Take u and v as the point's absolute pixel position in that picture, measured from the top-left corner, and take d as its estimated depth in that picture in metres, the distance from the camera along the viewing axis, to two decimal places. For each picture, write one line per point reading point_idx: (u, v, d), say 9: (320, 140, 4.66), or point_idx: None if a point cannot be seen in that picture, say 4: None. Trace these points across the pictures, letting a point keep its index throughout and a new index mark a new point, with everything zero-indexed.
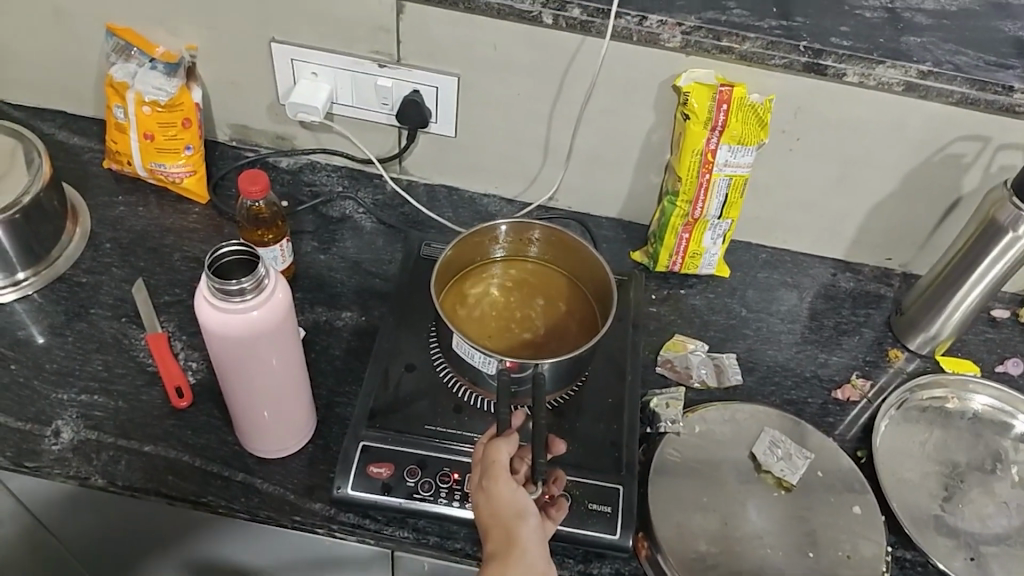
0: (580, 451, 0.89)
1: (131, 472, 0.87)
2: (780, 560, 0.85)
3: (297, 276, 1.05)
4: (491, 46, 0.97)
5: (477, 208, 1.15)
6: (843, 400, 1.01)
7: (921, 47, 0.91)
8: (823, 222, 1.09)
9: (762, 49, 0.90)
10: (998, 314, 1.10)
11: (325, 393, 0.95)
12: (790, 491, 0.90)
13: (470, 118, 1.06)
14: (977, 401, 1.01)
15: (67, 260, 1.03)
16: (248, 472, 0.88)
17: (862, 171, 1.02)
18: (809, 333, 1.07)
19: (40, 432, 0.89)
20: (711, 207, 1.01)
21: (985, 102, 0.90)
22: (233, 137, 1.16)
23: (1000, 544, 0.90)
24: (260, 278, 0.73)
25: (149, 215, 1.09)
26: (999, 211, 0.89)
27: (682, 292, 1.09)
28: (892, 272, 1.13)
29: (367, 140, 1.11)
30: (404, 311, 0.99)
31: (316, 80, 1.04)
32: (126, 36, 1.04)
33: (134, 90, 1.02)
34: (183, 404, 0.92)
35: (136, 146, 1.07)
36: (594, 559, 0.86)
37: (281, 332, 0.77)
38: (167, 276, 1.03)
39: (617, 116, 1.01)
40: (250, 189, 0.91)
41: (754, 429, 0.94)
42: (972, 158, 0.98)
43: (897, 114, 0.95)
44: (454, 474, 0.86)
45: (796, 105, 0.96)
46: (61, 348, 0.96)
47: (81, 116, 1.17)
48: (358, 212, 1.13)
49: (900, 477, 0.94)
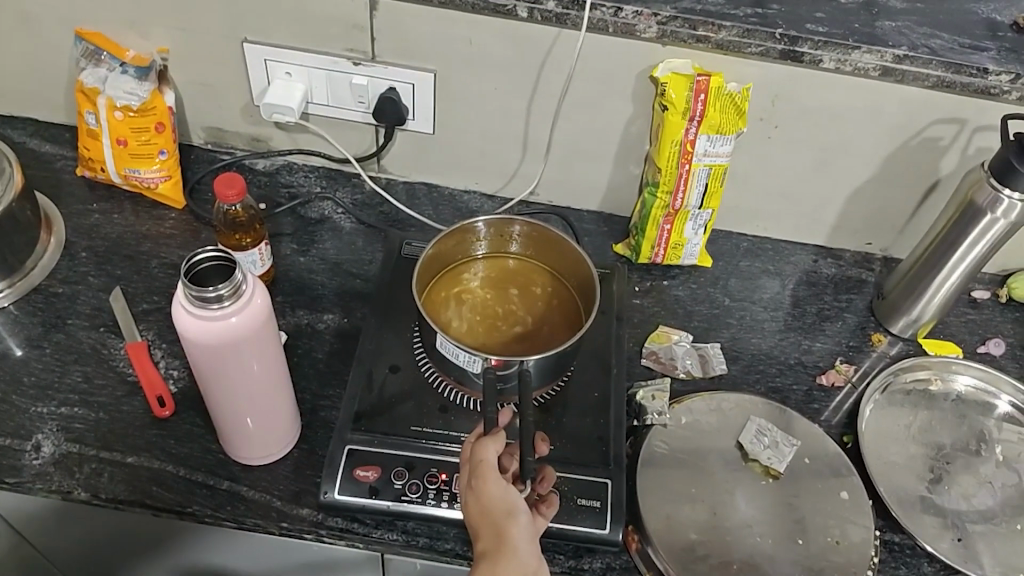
0: (567, 447, 0.89)
1: (115, 484, 0.86)
2: (770, 548, 0.85)
3: (277, 279, 1.04)
4: (466, 41, 0.97)
5: (457, 205, 1.14)
6: (828, 386, 1.01)
7: (896, 31, 0.91)
8: (803, 209, 1.09)
9: (739, 37, 0.90)
10: (979, 294, 1.11)
11: (309, 397, 0.94)
12: (778, 478, 0.90)
13: (448, 114, 1.05)
14: (960, 382, 1.02)
15: (42, 270, 1.02)
16: (233, 480, 0.87)
17: (841, 157, 1.02)
18: (792, 320, 1.07)
19: (20, 447, 0.87)
20: (692, 197, 1.01)
21: (961, 85, 0.91)
22: (208, 140, 1.14)
23: (986, 523, 0.90)
24: (239, 284, 0.72)
25: (124, 222, 1.08)
26: (977, 193, 0.90)
27: (664, 284, 1.09)
28: (873, 257, 1.14)
29: (344, 139, 1.10)
30: (386, 311, 0.98)
31: (290, 80, 1.03)
32: (95, 40, 1.02)
33: (105, 95, 1.00)
34: (165, 413, 0.91)
35: (110, 152, 1.05)
36: (585, 554, 0.85)
37: (261, 338, 0.76)
38: (145, 284, 1.02)
39: (595, 109, 1.01)
40: (227, 194, 0.89)
41: (740, 418, 0.94)
42: (948, 141, 0.98)
43: (873, 99, 0.95)
44: (442, 475, 0.85)
45: (774, 93, 0.96)
46: (39, 360, 0.94)
47: (52, 123, 1.16)
48: (337, 213, 1.12)
49: (886, 460, 0.95)
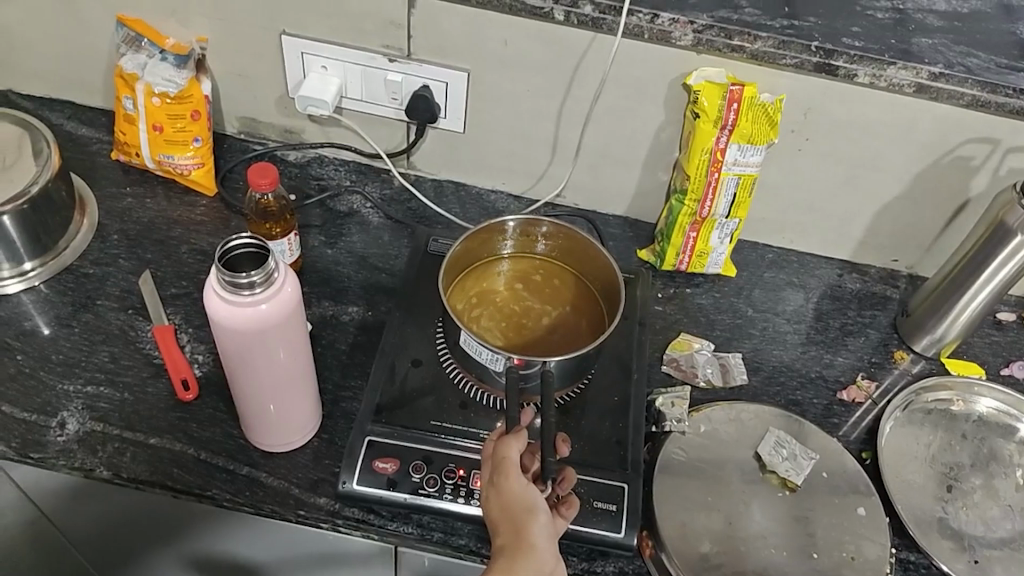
0: (585, 449, 0.89)
1: (137, 464, 0.87)
2: (784, 560, 0.85)
3: (303, 270, 1.05)
4: (501, 42, 0.97)
5: (484, 204, 1.14)
6: (848, 401, 1.00)
7: (932, 48, 0.91)
8: (830, 223, 1.09)
9: (773, 48, 0.90)
10: (1004, 316, 1.10)
11: (331, 387, 0.95)
12: (795, 491, 0.90)
13: (479, 113, 1.06)
14: (982, 404, 1.01)
15: (74, 251, 1.03)
16: (253, 466, 0.88)
17: (871, 172, 1.02)
18: (815, 333, 1.07)
19: (46, 424, 0.89)
20: (719, 206, 1.01)
21: (996, 105, 0.90)
22: (241, 130, 1.16)
23: (1003, 548, 0.90)
24: (271, 272, 0.73)
25: (156, 207, 1.09)
26: (1007, 214, 0.89)
27: (688, 291, 1.09)
28: (899, 274, 1.13)
29: (375, 134, 1.11)
30: (411, 307, 0.99)
31: (325, 74, 1.04)
32: (136, 27, 1.03)
33: (143, 81, 1.01)
34: (189, 396, 0.92)
35: (145, 137, 1.06)
36: (599, 557, 0.85)
37: (289, 326, 0.77)
38: (173, 268, 1.03)
39: (627, 115, 1.01)
40: (260, 182, 0.90)
41: (759, 429, 0.94)
42: (980, 161, 0.98)
43: (907, 116, 0.95)
44: (460, 470, 0.86)
45: (806, 105, 0.96)
46: (67, 339, 0.96)
47: (88, 107, 1.17)
48: (365, 207, 1.13)
49: (903, 479, 0.94)
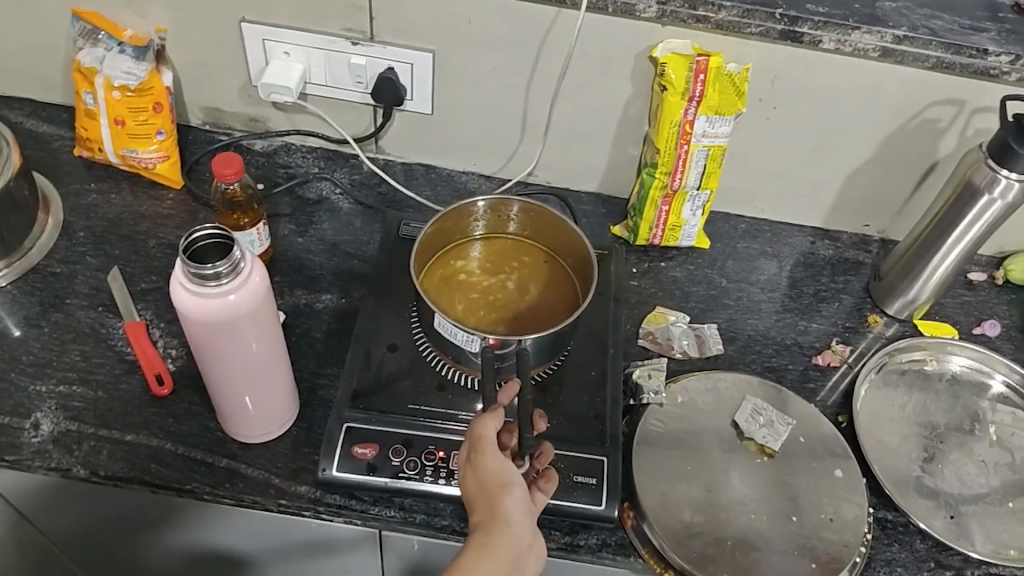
0: (565, 424, 0.90)
1: (114, 461, 0.86)
2: (765, 526, 0.85)
3: (275, 259, 1.04)
4: (465, 21, 0.96)
5: (455, 185, 1.14)
6: (823, 366, 1.01)
7: (896, 12, 0.91)
8: (802, 191, 1.10)
9: (737, 17, 0.90)
10: (976, 276, 1.11)
11: (307, 375, 0.94)
12: (773, 457, 0.90)
13: (446, 94, 1.05)
14: (955, 362, 1.02)
15: (40, 250, 1.02)
16: (232, 457, 0.88)
17: (839, 139, 1.02)
18: (789, 301, 1.08)
19: (19, 425, 0.88)
20: (690, 178, 1.01)
21: (960, 66, 0.91)
22: (206, 120, 1.14)
23: (979, 503, 0.91)
24: (237, 262, 0.72)
25: (122, 202, 1.08)
26: (975, 174, 0.90)
27: (662, 265, 1.09)
28: (871, 239, 1.14)
29: (343, 120, 1.10)
30: (384, 292, 0.99)
31: (289, 60, 1.02)
32: (93, 20, 1.02)
33: (102, 74, 1.00)
34: (163, 391, 0.91)
35: (108, 132, 1.05)
36: (581, 531, 0.86)
37: (259, 317, 0.76)
38: (143, 263, 1.02)
39: (594, 91, 1.01)
40: (224, 172, 0.89)
41: (736, 398, 0.95)
42: (947, 123, 0.98)
43: (873, 80, 0.95)
44: (439, 452, 0.86)
45: (772, 73, 0.96)
46: (38, 340, 0.95)
47: (49, 105, 1.16)
48: (335, 193, 1.12)
49: (881, 440, 0.95)
